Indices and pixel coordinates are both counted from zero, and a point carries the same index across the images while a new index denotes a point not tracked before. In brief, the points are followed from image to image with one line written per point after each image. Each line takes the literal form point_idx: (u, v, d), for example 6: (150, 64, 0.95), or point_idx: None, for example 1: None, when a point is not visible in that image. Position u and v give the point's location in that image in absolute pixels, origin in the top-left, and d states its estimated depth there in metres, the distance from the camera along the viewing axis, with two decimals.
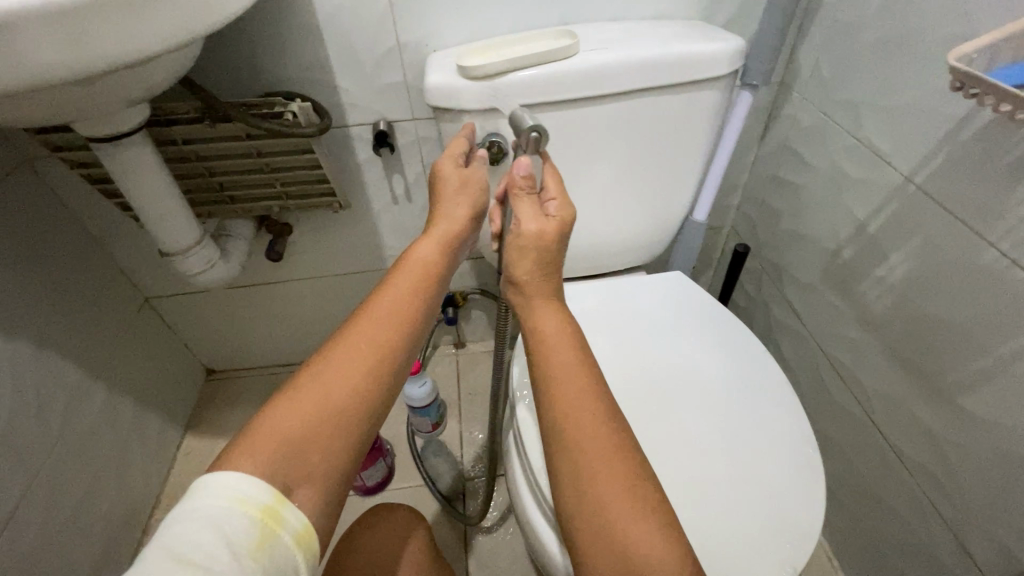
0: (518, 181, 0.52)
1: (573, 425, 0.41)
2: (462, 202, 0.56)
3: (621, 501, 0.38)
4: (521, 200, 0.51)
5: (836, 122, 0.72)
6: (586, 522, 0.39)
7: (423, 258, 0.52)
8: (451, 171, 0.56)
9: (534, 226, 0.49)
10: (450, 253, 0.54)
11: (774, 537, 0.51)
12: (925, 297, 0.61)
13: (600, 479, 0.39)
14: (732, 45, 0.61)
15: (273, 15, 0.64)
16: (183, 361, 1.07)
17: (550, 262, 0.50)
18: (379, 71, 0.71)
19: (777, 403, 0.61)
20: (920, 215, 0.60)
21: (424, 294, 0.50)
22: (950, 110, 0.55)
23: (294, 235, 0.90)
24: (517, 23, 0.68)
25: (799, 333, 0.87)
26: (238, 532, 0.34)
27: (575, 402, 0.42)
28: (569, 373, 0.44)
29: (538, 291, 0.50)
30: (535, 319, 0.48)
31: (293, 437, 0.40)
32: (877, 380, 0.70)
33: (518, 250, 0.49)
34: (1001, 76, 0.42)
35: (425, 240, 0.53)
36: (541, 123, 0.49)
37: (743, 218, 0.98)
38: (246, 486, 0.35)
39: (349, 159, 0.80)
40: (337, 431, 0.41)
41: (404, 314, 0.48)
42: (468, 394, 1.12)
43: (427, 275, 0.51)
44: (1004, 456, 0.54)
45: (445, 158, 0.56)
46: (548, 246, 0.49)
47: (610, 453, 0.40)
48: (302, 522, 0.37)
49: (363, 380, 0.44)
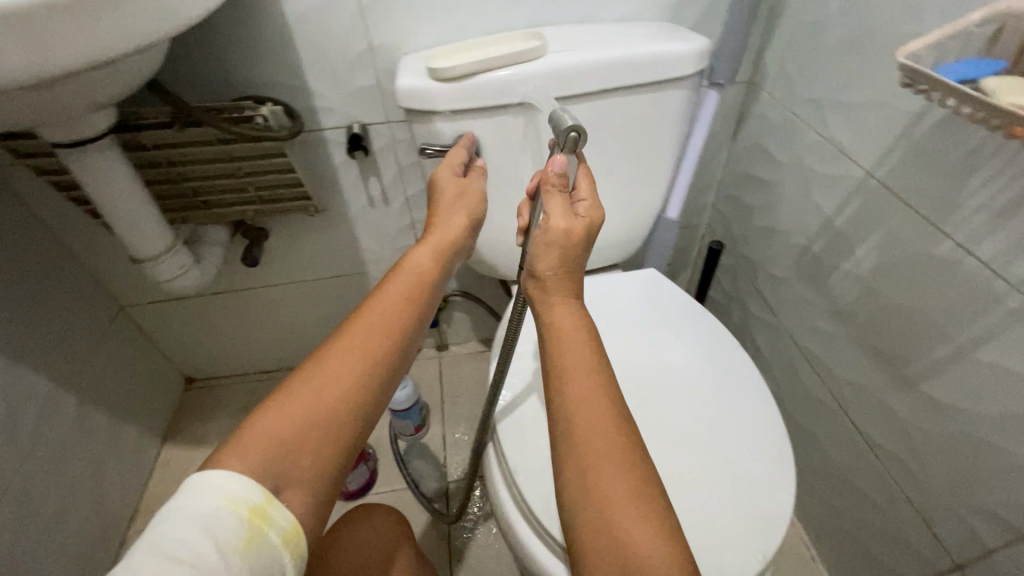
0: (552, 178, 0.49)
1: (581, 420, 0.42)
2: (458, 212, 0.59)
3: (624, 496, 0.39)
4: (553, 196, 0.49)
5: (803, 120, 0.73)
6: (590, 519, 0.39)
7: (420, 264, 0.54)
8: (449, 181, 0.60)
9: (563, 224, 0.48)
10: (445, 259, 0.56)
11: (748, 527, 0.52)
12: (889, 288, 0.62)
13: (604, 473, 0.40)
14: (697, 45, 0.63)
15: (243, 19, 0.64)
16: (160, 369, 1.06)
17: (574, 261, 0.49)
18: (352, 74, 0.71)
19: (750, 395, 0.62)
20: (882, 208, 0.62)
21: (420, 296, 0.52)
22: (906, 105, 0.56)
23: (271, 240, 0.90)
24: (488, 25, 0.69)
25: (773, 326, 0.88)
26: (226, 531, 0.34)
27: (584, 398, 0.43)
28: (576, 371, 0.44)
29: (558, 289, 0.49)
30: (552, 315, 0.48)
31: (286, 437, 0.40)
32: (847, 370, 0.72)
33: (545, 246, 0.48)
34: (948, 72, 0.43)
35: (421, 247, 0.55)
36: (580, 122, 0.44)
37: (718, 215, 0.99)
38: (237, 486, 0.36)
39: (324, 162, 0.79)
40: (331, 430, 0.42)
41: (400, 316, 0.49)
42: (452, 396, 1.12)
43: (424, 281, 0.53)
44: (966, 440, 0.56)
45: (443, 168, 0.60)
46: (575, 244, 0.48)
47: (612, 448, 0.41)
48: (290, 522, 0.37)
49: (364, 379, 0.45)
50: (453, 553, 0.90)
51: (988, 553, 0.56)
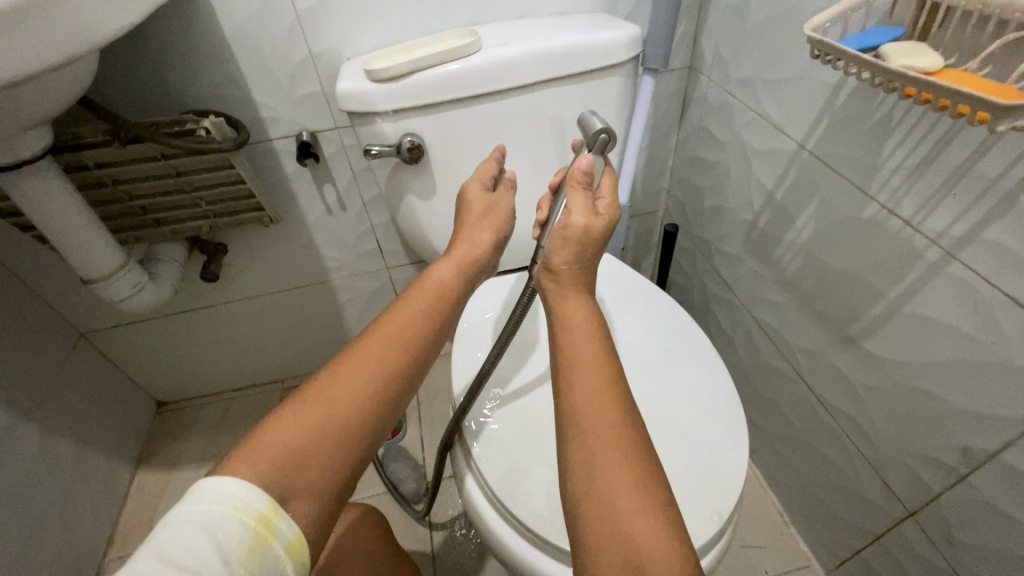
0: (577, 175, 0.52)
1: (589, 417, 0.43)
2: (485, 227, 0.62)
3: (625, 491, 0.40)
4: (576, 192, 0.52)
5: (739, 100, 0.76)
6: (594, 508, 0.40)
7: (441, 280, 0.57)
8: (477, 196, 0.62)
9: (582, 220, 0.51)
10: (465, 277, 0.59)
11: (705, 489, 0.54)
12: (828, 254, 0.65)
13: (611, 466, 0.41)
14: (628, 32, 0.65)
15: (178, 34, 0.64)
16: (128, 395, 1.05)
17: (587, 258, 0.53)
18: (296, 82, 0.71)
19: (703, 368, 0.64)
20: (814, 178, 0.65)
21: (440, 313, 0.55)
22: (824, 78, 0.59)
23: (231, 254, 0.89)
24: (427, 26, 0.70)
25: (732, 302, 0.91)
26: (232, 538, 0.35)
27: (593, 393, 0.44)
28: (587, 365, 0.46)
29: (569, 282, 0.52)
30: (565, 308, 0.51)
31: (294, 449, 0.42)
32: (800, 337, 0.74)
33: (562, 241, 0.51)
34: (849, 43, 0.46)
35: (444, 263, 0.58)
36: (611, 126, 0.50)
37: (673, 200, 1.02)
38: (245, 494, 0.37)
39: (276, 172, 0.80)
40: (340, 444, 0.44)
41: (414, 333, 0.52)
42: (428, 398, 1.12)
43: (444, 296, 0.56)
44: (907, 391, 0.59)
45: (472, 182, 0.62)
46: (591, 241, 0.52)
47: (616, 442, 0.42)
48: (293, 533, 0.38)
49: (377, 393, 0.47)
50: (437, 554, 0.90)
51: (934, 498, 0.59)
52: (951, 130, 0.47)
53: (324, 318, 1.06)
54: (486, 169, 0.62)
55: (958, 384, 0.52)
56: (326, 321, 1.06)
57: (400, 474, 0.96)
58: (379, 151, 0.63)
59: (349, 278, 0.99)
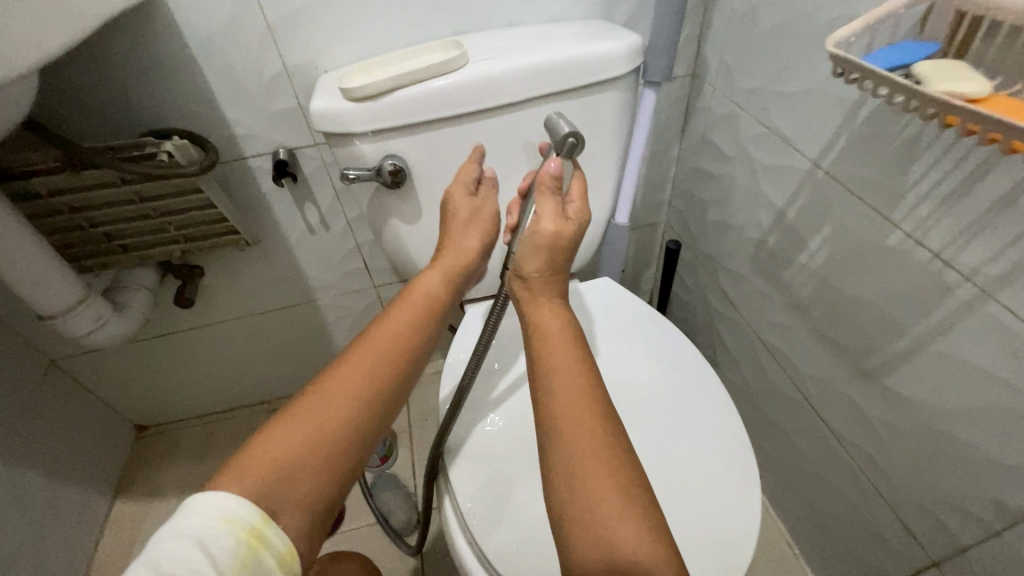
0: (546, 178, 0.49)
1: (570, 424, 0.42)
2: (471, 233, 0.58)
3: (607, 498, 0.39)
4: (546, 197, 0.49)
5: (746, 111, 0.71)
6: (577, 516, 0.39)
7: (429, 291, 0.55)
8: (462, 201, 0.57)
9: (552, 226, 0.49)
10: (454, 286, 0.56)
11: (724, 539, 0.53)
12: (843, 281, 0.60)
13: (592, 474, 0.40)
14: (628, 43, 0.60)
15: (138, 47, 0.59)
16: (105, 422, 0.99)
17: (558, 263, 0.51)
18: (270, 97, 0.66)
19: (705, 397, 0.63)
20: (830, 199, 0.60)
21: (428, 323, 0.53)
22: (843, 93, 0.54)
23: (207, 277, 0.84)
24: (410, 36, 0.65)
25: (736, 322, 0.86)
26: (223, 552, 0.35)
27: (573, 399, 0.43)
28: (566, 372, 0.45)
29: (543, 289, 0.51)
30: (538, 316, 0.50)
31: (283, 462, 0.41)
32: (810, 365, 0.70)
33: (532, 248, 0.50)
34: (876, 60, 0.41)
35: (432, 271, 0.56)
36: (579, 129, 0.45)
37: (675, 212, 0.97)
38: (236, 507, 0.37)
39: (252, 192, 0.74)
40: (325, 459, 0.43)
41: (401, 343, 0.50)
42: (420, 420, 1.08)
43: (433, 308, 0.54)
44: (931, 433, 0.54)
45: (455, 185, 0.57)
46: (561, 246, 0.50)
47: (597, 448, 0.41)
48: (285, 545, 0.38)
49: (364, 406, 0.46)
50: None
51: (962, 550, 0.54)
52: (991, 158, 0.42)
53: (309, 340, 1.01)
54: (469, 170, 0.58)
55: (991, 432, 0.48)
56: (312, 341, 1.01)
57: (389, 505, 0.91)
58: (358, 175, 0.58)
59: (334, 298, 0.94)
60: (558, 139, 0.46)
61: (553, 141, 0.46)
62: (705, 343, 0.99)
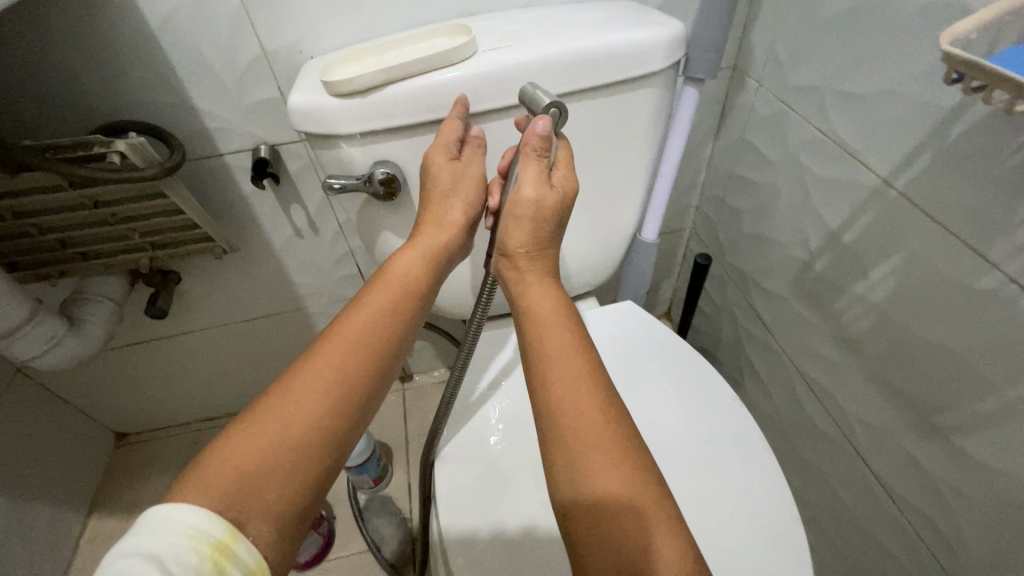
0: (532, 141, 0.42)
1: (569, 410, 0.37)
2: (454, 204, 0.48)
3: (618, 489, 0.34)
4: (529, 162, 0.43)
5: (799, 113, 0.61)
6: (581, 514, 0.35)
7: (407, 272, 0.46)
8: (442, 167, 0.47)
9: (533, 193, 0.43)
10: (437, 267, 0.47)
11: None
12: (912, 321, 0.51)
13: (597, 469, 0.35)
14: (669, 31, 0.50)
15: (89, 26, 0.50)
16: (80, 431, 0.93)
17: (546, 235, 0.45)
18: (248, 87, 0.57)
19: (735, 437, 0.57)
20: (903, 225, 0.50)
21: (406, 311, 0.45)
22: (934, 100, 0.45)
23: (184, 284, 0.76)
24: (410, 17, 0.55)
25: (770, 348, 0.77)
26: (183, 573, 0.28)
27: (570, 389, 0.38)
28: (561, 360, 0.40)
29: (531, 266, 0.45)
30: (528, 295, 0.44)
31: (247, 472, 0.34)
32: (861, 409, 0.61)
33: (514, 221, 0.44)
34: (1009, 63, 0.31)
35: (409, 252, 0.47)
36: (560, 99, 0.41)
37: (704, 219, 0.88)
38: (198, 519, 0.30)
39: (231, 193, 0.66)
40: (294, 468, 0.36)
41: (375, 333, 0.42)
42: (417, 436, 1.01)
43: (413, 294, 0.46)
44: (1015, 511, 0.46)
45: (434, 150, 0.46)
46: (546, 217, 0.44)
47: (601, 442, 0.36)
48: (255, 560, 0.31)
49: (336, 406, 0.38)
50: None
51: None
52: None
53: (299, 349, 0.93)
54: (452, 127, 0.47)
55: None
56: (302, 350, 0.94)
57: (382, 533, 0.85)
58: (343, 184, 0.49)
59: (325, 305, 0.86)
60: (539, 109, 0.42)
61: (534, 112, 0.42)
62: (730, 365, 0.90)
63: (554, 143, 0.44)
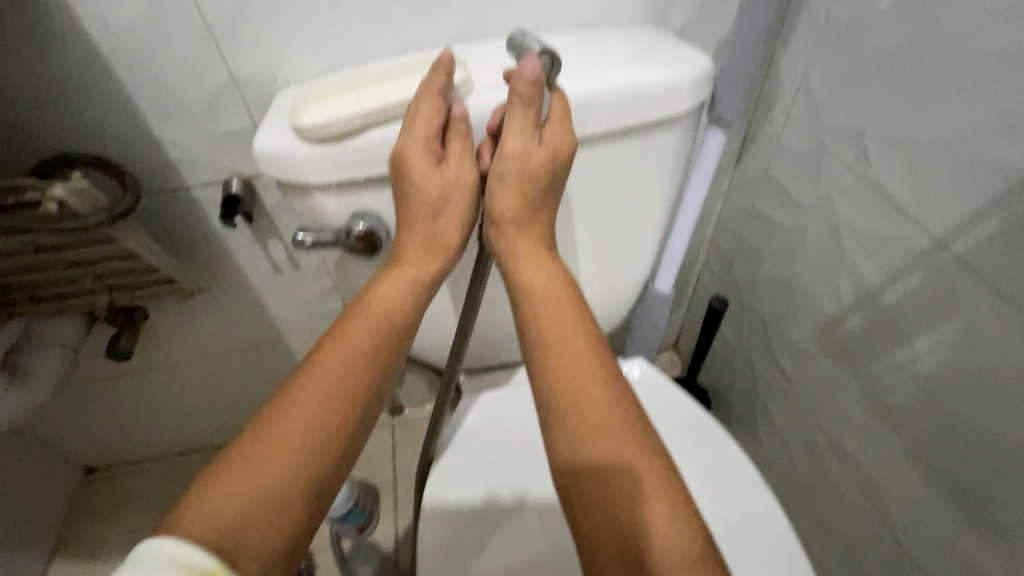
0: (519, 87, 0.37)
1: (571, 392, 0.35)
2: (447, 219, 0.41)
3: (617, 454, 0.32)
4: (515, 112, 0.38)
5: (834, 153, 0.55)
6: (586, 495, 0.32)
7: (391, 304, 0.39)
8: (425, 176, 0.39)
9: (518, 147, 0.38)
10: (427, 288, 0.41)
11: None
12: (967, 403, 0.45)
13: (599, 436, 0.33)
14: (694, 70, 0.43)
15: (29, 47, 0.44)
16: (44, 468, 0.86)
17: (534, 197, 0.40)
18: (215, 116, 0.50)
19: (756, 518, 0.51)
20: (959, 294, 0.44)
21: (393, 343, 0.39)
22: (1009, 158, 0.38)
23: (152, 319, 0.70)
24: (399, 41, 0.48)
25: (790, 400, 0.71)
26: None
27: (573, 368, 0.35)
28: (562, 337, 0.37)
29: (519, 233, 0.41)
30: (519, 269, 0.40)
31: (224, 527, 0.29)
32: (897, 485, 0.55)
33: (500, 182, 0.40)
34: None
35: (394, 281, 0.40)
36: (548, 47, 0.37)
37: (719, 254, 0.81)
38: (191, 552, 0.26)
39: (200, 228, 0.59)
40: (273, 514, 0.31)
41: (358, 369, 0.37)
42: (406, 476, 0.94)
43: (400, 324, 0.39)
44: None
45: (414, 151, 0.39)
46: (534, 176, 0.39)
47: (606, 415, 0.34)
48: None
49: (319, 448, 0.33)
50: None
51: None
52: None
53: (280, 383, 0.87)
54: (432, 112, 0.39)
55: None
56: None
57: None
58: (314, 240, 0.42)
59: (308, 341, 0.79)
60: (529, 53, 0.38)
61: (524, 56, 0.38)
62: (743, 411, 0.84)
63: (547, 95, 0.39)
